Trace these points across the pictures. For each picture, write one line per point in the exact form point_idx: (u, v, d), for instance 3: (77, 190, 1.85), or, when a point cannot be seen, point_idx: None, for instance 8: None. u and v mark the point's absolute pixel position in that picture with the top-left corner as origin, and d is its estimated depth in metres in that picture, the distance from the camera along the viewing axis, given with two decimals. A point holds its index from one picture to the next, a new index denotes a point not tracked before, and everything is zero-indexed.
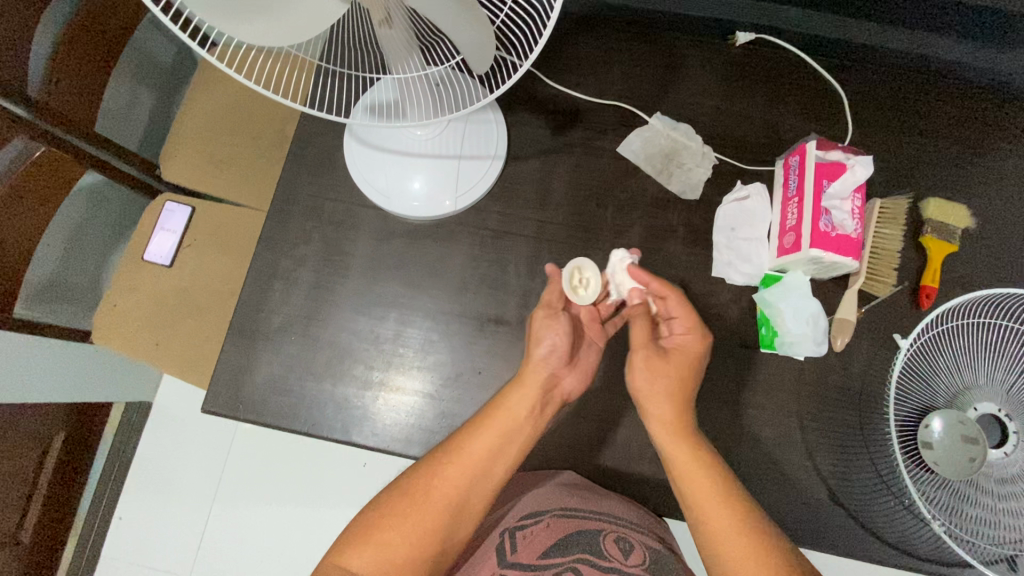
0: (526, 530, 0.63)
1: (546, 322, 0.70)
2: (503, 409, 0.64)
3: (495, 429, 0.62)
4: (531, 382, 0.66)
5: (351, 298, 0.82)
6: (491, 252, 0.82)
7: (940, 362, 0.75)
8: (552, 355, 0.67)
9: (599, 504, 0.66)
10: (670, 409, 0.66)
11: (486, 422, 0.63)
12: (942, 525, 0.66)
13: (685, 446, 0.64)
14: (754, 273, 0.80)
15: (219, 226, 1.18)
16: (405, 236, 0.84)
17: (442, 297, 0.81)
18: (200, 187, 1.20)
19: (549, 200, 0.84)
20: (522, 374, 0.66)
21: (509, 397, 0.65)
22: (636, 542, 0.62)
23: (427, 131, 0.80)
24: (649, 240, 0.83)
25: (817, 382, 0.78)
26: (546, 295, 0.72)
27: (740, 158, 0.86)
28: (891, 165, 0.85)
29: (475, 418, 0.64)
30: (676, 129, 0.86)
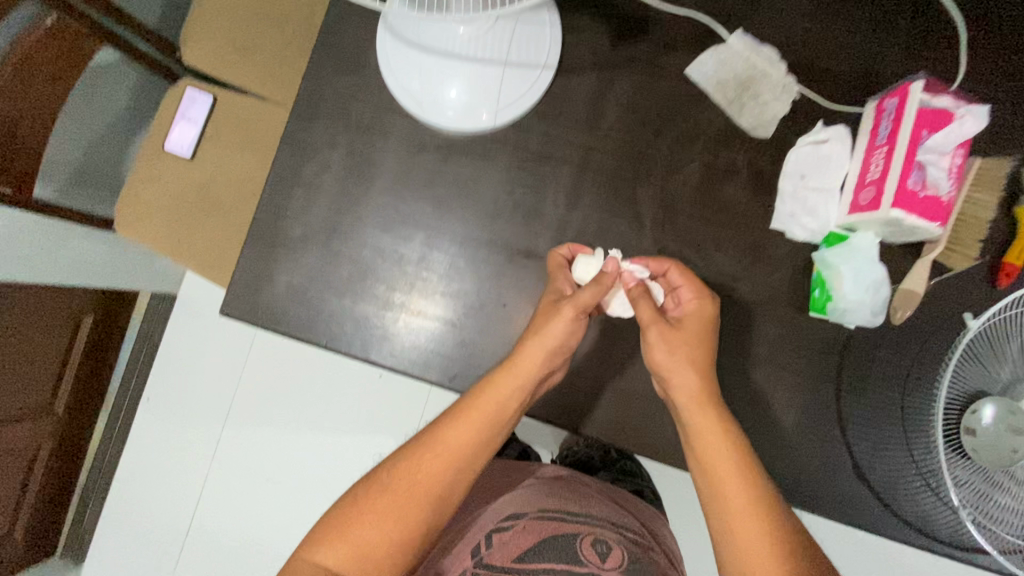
0: (504, 531, 0.61)
1: (570, 323, 0.65)
2: (485, 400, 0.62)
3: (476, 422, 0.62)
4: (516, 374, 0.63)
5: (376, 212, 0.77)
6: (529, 177, 0.75)
7: (1010, 346, 0.67)
8: (558, 354, 0.65)
9: (574, 503, 0.66)
10: (691, 382, 0.63)
11: (466, 413, 0.62)
12: (969, 514, 0.64)
13: (709, 423, 0.62)
14: (817, 230, 0.72)
15: (242, 122, 1.12)
16: (438, 149, 0.77)
17: (473, 221, 0.76)
18: (223, 75, 1.13)
19: (600, 123, 0.75)
20: (511, 363, 0.64)
21: (495, 385, 0.63)
22: (614, 542, 0.60)
23: (471, 30, 0.71)
24: (707, 179, 0.74)
25: (866, 355, 0.72)
26: (586, 295, 0.65)
27: (826, 93, 0.75)
28: (1001, 119, 0.73)
29: (455, 406, 0.63)
30: (757, 50, 0.75)
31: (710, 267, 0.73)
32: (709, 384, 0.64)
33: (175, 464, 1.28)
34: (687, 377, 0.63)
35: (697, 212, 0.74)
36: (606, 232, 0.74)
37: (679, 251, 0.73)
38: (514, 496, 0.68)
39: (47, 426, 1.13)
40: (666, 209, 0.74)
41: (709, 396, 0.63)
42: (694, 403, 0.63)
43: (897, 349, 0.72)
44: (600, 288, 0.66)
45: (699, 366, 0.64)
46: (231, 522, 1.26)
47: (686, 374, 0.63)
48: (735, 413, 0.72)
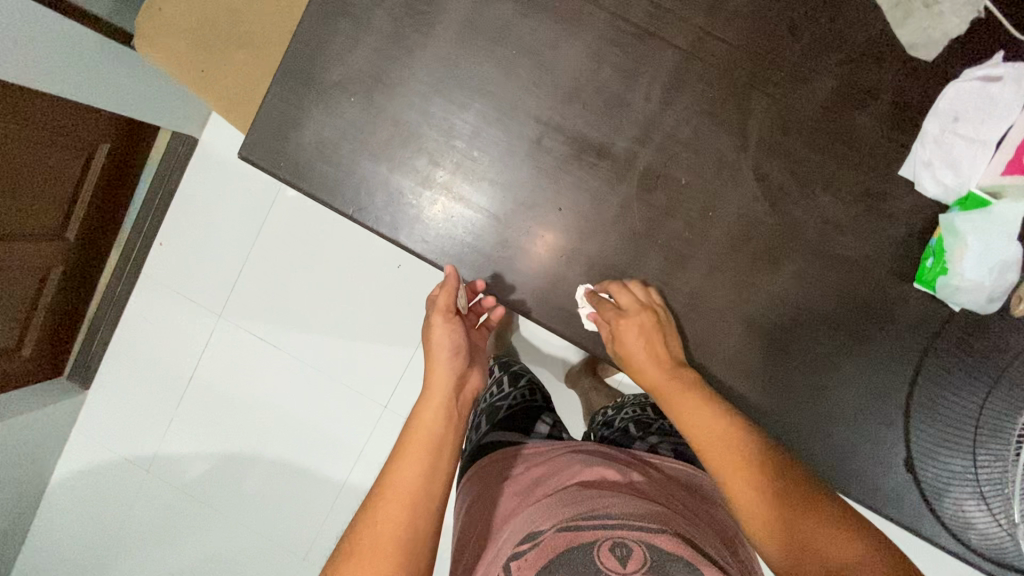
0: (522, 554, 0.50)
1: (444, 326, 0.68)
2: (418, 427, 0.59)
3: (415, 455, 0.57)
4: (433, 393, 0.63)
5: (432, 68, 0.64)
6: (620, 56, 0.62)
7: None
8: (458, 357, 0.68)
9: (592, 502, 0.53)
10: (644, 354, 0.62)
11: (402, 453, 0.57)
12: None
13: (680, 387, 0.60)
14: (955, 188, 0.60)
15: None
16: (517, 1, 0.63)
17: (543, 101, 0.63)
18: None
19: (722, 4, 0.60)
20: (428, 385, 0.64)
21: (421, 411, 0.61)
22: (642, 541, 0.48)
23: None
24: (836, 101, 0.61)
25: (963, 343, 0.62)
26: (440, 301, 0.67)
27: (1015, 17, 0.59)
28: None
29: (394, 449, 0.58)
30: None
31: (812, 209, 0.62)
32: (661, 350, 0.62)
33: (183, 314, 1.25)
34: (642, 351, 0.62)
35: (814, 140, 0.61)
36: (699, 143, 0.61)
37: (780, 182, 0.61)
38: (533, 511, 0.56)
39: (60, 251, 1.09)
40: (778, 128, 0.61)
41: (668, 364, 0.62)
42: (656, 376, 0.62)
43: (1000, 343, 0.62)
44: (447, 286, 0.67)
45: (652, 337, 0.61)
46: (234, 381, 1.25)
47: (639, 351, 0.62)
48: (792, 377, 0.64)
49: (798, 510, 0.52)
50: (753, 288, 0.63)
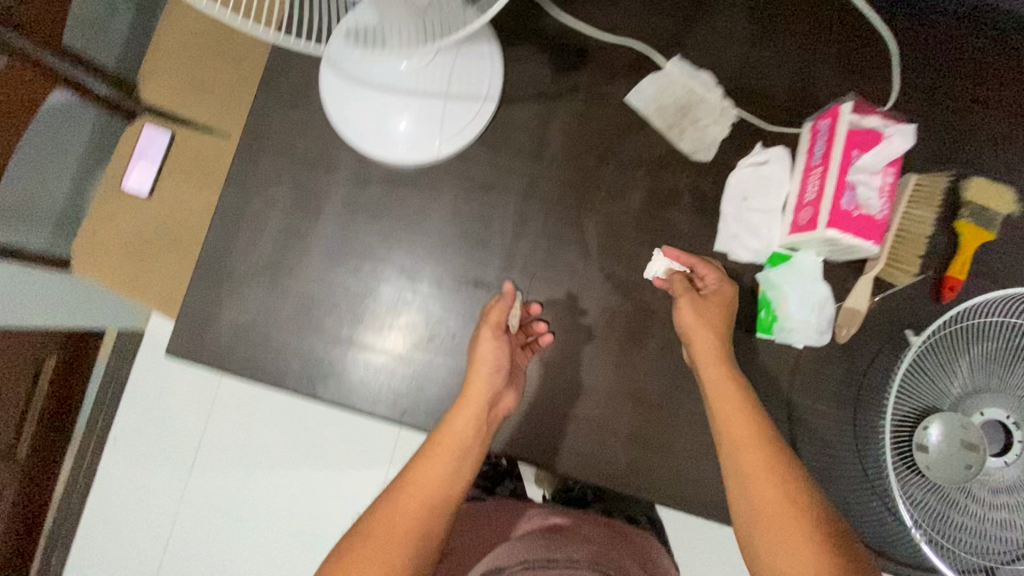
0: None
1: (498, 345, 0.67)
2: (448, 434, 0.63)
3: (451, 446, 0.62)
4: (471, 402, 0.65)
5: (325, 247, 0.77)
6: (476, 208, 0.77)
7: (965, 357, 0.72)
8: (498, 374, 0.67)
9: (554, 550, 0.60)
10: (708, 324, 0.67)
11: (436, 443, 0.63)
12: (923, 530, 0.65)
13: (721, 363, 0.66)
14: (762, 250, 0.73)
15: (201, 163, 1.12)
16: (384, 182, 0.77)
17: (421, 254, 0.76)
18: (178, 109, 1.14)
19: (543, 152, 0.77)
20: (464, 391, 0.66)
21: (456, 418, 0.64)
22: None
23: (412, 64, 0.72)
24: (650, 205, 0.76)
25: (818, 373, 0.72)
26: (495, 316, 0.68)
27: (765, 116, 0.76)
28: (936, 136, 0.75)
29: (422, 447, 0.63)
30: (693, 77, 0.76)
31: (659, 291, 0.74)
32: (719, 340, 0.67)
33: (144, 504, 1.25)
34: (708, 337, 0.67)
35: (642, 236, 0.75)
36: (553, 259, 0.75)
37: (625, 275, 0.75)
38: (496, 557, 0.62)
39: (11, 473, 1.11)
40: (611, 235, 0.75)
41: (723, 350, 0.66)
42: (710, 359, 0.66)
43: (846, 365, 0.72)
44: (502, 302, 0.69)
45: (721, 327, 0.67)
46: (204, 563, 1.22)
47: (703, 334, 0.67)
48: (686, 437, 0.72)
49: (807, 511, 0.55)
50: (631, 367, 0.73)
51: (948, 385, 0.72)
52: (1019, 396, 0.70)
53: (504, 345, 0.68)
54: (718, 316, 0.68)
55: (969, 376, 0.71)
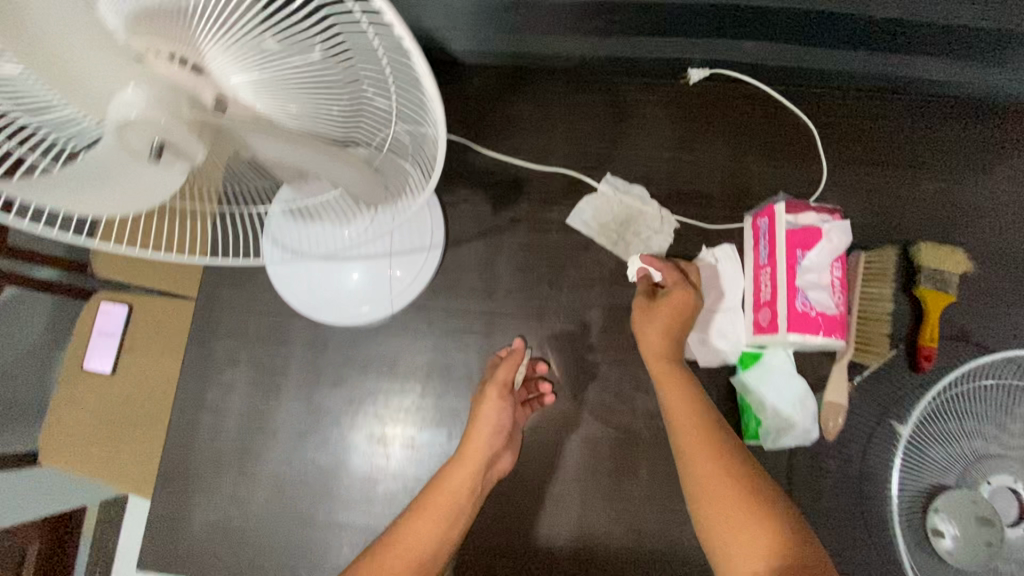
0: None
1: (499, 405, 0.64)
2: (443, 488, 0.59)
3: (437, 515, 0.57)
4: (467, 464, 0.61)
5: (289, 423, 0.74)
6: (437, 355, 0.75)
7: (963, 424, 0.69)
8: (498, 437, 0.64)
9: None
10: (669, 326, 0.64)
11: (424, 508, 0.58)
12: None
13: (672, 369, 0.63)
14: (732, 351, 0.72)
15: (155, 324, 0.92)
16: (341, 345, 0.76)
17: (388, 413, 0.74)
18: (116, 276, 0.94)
19: (495, 289, 0.77)
20: (463, 450, 0.62)
21: (452, 476, 0.60)
22: None
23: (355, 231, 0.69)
24: (611, 323, 0.75)
25: (815, 468, 0.70)
26: (502, 375, 0.65)
27: (705, 216, 0.77)
28: (873, 208, 0.76)
29: (415, 502, 0.59)
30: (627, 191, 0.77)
31: (635, 409, 0.73)
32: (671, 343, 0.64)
33: None
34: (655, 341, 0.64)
35: (608, 356, 0.75)
36: None
37: (598, 399, 0.74)
38: None
39: None
40: (576, 359, 0.75)
41: (672, 355, 0.63)
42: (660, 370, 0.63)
43: (840, 455, 0.70)
44: (509, 361, 0.68)
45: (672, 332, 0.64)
46: None
47: (654, 341, 0.64)
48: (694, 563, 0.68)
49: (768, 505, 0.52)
50: (623, 493, 0.72)
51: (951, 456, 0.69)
52: None
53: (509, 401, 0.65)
54: (678, 327, 0.64)
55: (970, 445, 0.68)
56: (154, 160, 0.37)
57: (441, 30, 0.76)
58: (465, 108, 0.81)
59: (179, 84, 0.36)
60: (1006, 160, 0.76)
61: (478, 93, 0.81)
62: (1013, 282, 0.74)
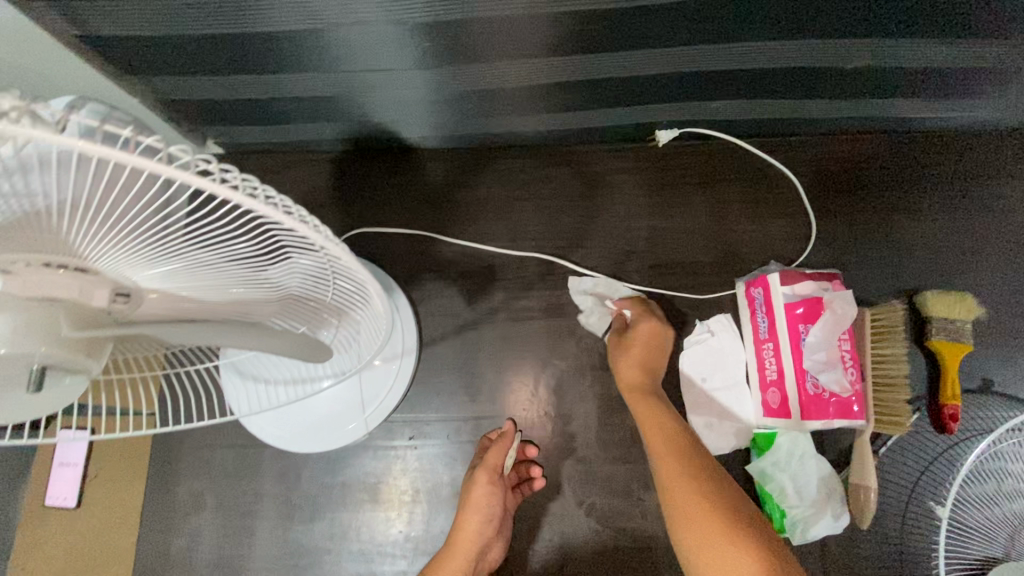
0: None
1: (489, 494, 0.60)
2: None
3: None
4: (456, 558, 0.58)
5: (266, 570, 0.67)
6: (422, 473, 0.68)
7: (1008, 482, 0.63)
8: (492, 524, 0.60)
9: None
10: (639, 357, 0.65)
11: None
12: None
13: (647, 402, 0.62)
14: (743, 433, 0.66)
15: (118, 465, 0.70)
16: (316, 473, 0.69)
17: (375, 546, 0.67)
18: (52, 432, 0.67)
19: (478, 390, 0.71)
20: (453, 538, 0.59)
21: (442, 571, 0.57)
22: None
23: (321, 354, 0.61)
24: (607, 414, 0.69)
25: (850, 555, 0.63)
26: (493, 458, 0.62)
27: (695, 286, 0.72)
28: (869, 257, 0.72)
29: None
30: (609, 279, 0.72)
31: (646, 511, 0.67)
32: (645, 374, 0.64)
33: None
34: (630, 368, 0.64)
35: (610, 453, 0.68)
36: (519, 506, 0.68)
37: (605, 505, 0.67)
38: None
39: None
40: (576, 460, 0.68)
41: (645, 386, 0.64)
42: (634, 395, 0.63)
43: (878, 540, 0.64)
44: (500, 443, 0.64)
45: (644, 361, 0.65)
46: None
47: (627, 368, 0.64)
48: None
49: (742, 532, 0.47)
50: None
51: (1000, 518, 0.62)
52: None
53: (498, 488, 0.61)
54: (648, 357, 0.65)
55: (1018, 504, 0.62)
56: (38, 390, 0.31)
57: (390, 120, 0.71)
58: (428, 196, 0.77)
59: (60, 293, 0.30)
60: (998, 192, 0.73)
61: (438, 180, 0.77)
62: None
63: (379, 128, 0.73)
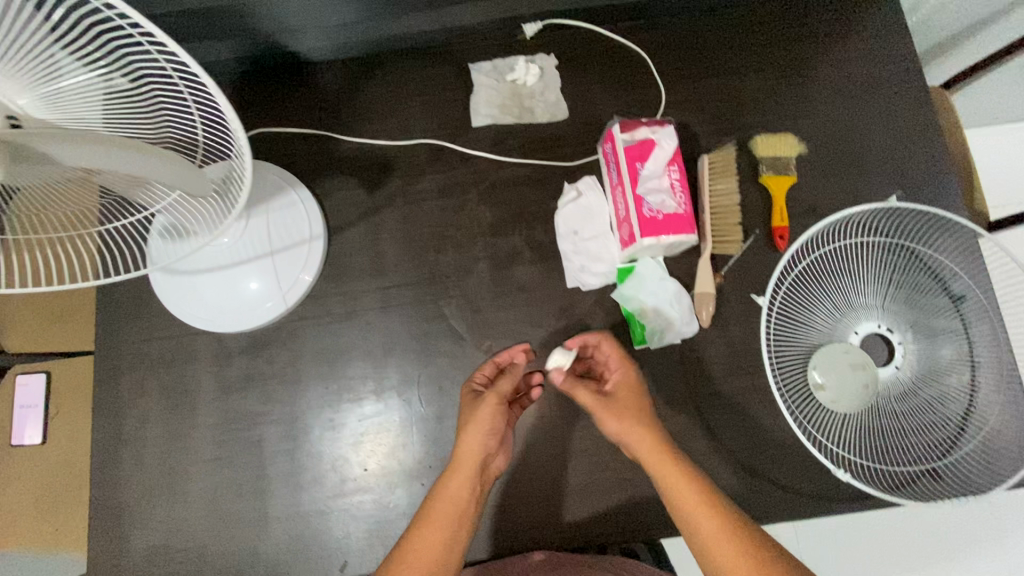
0: None
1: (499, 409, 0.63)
2: (445, 501, 0.58)
3: (440, 527, 0.56)
4: (466, 466, 0.60)
5: (210, 436, 0.76)
6: (340, 338, 0.77)
7: (825, 280, 0.76)
8: (495, 439, 0.63)
9: None
10: (634, 408, 0.61)
11: (429, 521, 0.57)
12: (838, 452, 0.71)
13: (652, 439, 0.58)
14: (610, 271, 0.78)
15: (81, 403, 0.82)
16: (245, 351, 0.78)
17: (304, 404, 0.76)
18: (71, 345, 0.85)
19: (384, 265, 0.79)
20: (456, 458, 0.61)
21: (449, 485, 0.59)
22: None
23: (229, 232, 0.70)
24: (497, 270, 0.79)
25: (704, 357, 0.76)
26: (501, 383, 0.64)
27: (564, 155, 0.82)
28: (712, 114, 0.83)
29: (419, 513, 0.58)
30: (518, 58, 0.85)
31: (536, 345, 0.77)
32: (654, 427, 0.59)
33: None
34: (638, 430, 0.58)
35: (503, 304, 0.78)
36: (427, 358, 0.77)
37: (501, 346, 0.77)
38: None
39: None
40: (474, 313, 0.78)
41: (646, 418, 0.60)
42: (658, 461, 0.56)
43: (726, 343, 0.76)
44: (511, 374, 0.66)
45: (643, 413, 0.60)
46: None
47: (622, 421, 0.60)
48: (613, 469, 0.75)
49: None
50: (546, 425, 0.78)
51: (824, 311, 0.75)
52: (882, 304, 0.76)
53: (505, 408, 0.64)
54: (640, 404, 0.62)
55: (838, 297, 0.76)
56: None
57: (280, 31, 0.79)
58: (325, 103, 0.85)
59: None
60: (815, 50, 0.84)
61: (333, 88, 0.86)
62: (845, 155, 0.81)
63: (272, 40, 0.81)
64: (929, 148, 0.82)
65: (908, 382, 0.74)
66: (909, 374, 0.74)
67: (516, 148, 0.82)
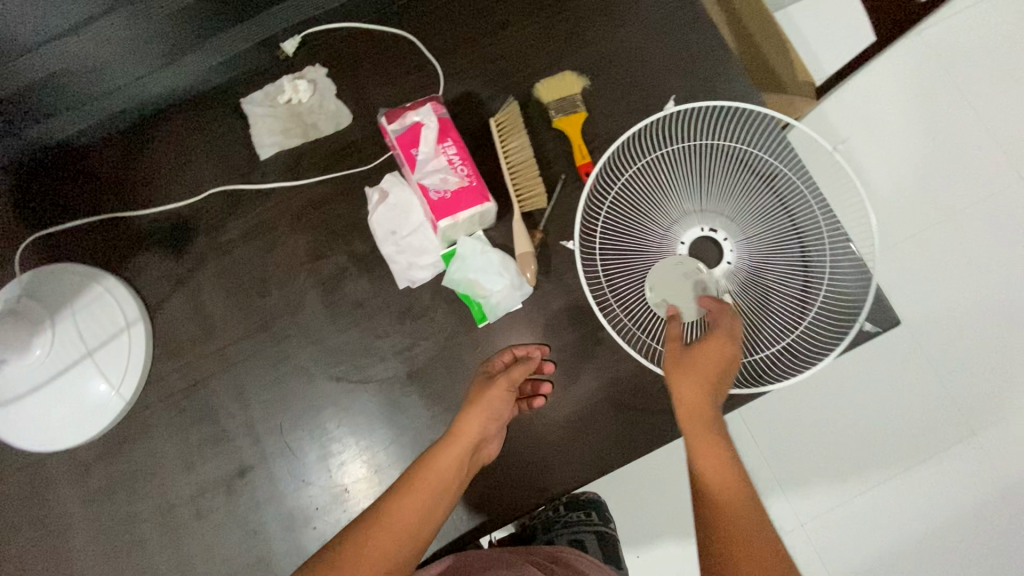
0: None
1: (505, 397, 0.69)
2: (434, 470, 0.63)
3: (423, 491, 0.61)
4: (460, 442, 0.65)
5: (92, 551, 0.73)
6: (193, 412, 0.75)
7: (640, 201, 0.76)
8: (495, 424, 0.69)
9: None
10: (707, 376, 0.62)
11: (414, 484, 0.62)
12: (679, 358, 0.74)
13: (697, 397, 0.62)
14: (435, 260, 0.77)
15: None
16: (100, 456, 0.75)
17: (176, 488, 0.74)
18: None
19: (215, 326, 0.77)
20: (455, 432, 0.66)
21: (441, 455, 0.64)
22: None
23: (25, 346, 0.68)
24: (327, 294, 0.78)
25: (547, 314, 0.77)
26: (515, 372, 0.70)
27: (361, 159, 0.80)
28: (491, 74, 0.81)
29: (405, 480, 0.63)
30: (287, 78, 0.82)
31: (386, 355, 0.76)
32: (711, 401, 0.62)
33: None
34: (695, 397, 0.62)
35: (342, 326, 0.77)
36: (285, 401, 0.75)
37: (353, 368, 0.76)
38: None
39: None
40: (318, 344, 0.77)
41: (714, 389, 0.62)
42: (691, 424, 0.61)
43: (565, 293, 0.77)
44: (525, 363, 0.72)
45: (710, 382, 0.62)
46: None
47: (684, 381, 0.63)
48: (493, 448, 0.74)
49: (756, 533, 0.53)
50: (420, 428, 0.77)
51: (645, 230, 0.76)
52: (699, 207, 0.77)
53: (512, 398, 0.69)
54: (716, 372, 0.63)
55: (655, 212, 0.76)
56: None
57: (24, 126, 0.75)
58: (105, 183, 0.81)
59: None
60: None
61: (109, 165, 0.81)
62: (630, 73, 0.81)
63: None
64: (708, 40, 0.81)
65: (741, 275, 0.75)
66: (740, 268, 0.75)
67: (312, 168, 0.80)
